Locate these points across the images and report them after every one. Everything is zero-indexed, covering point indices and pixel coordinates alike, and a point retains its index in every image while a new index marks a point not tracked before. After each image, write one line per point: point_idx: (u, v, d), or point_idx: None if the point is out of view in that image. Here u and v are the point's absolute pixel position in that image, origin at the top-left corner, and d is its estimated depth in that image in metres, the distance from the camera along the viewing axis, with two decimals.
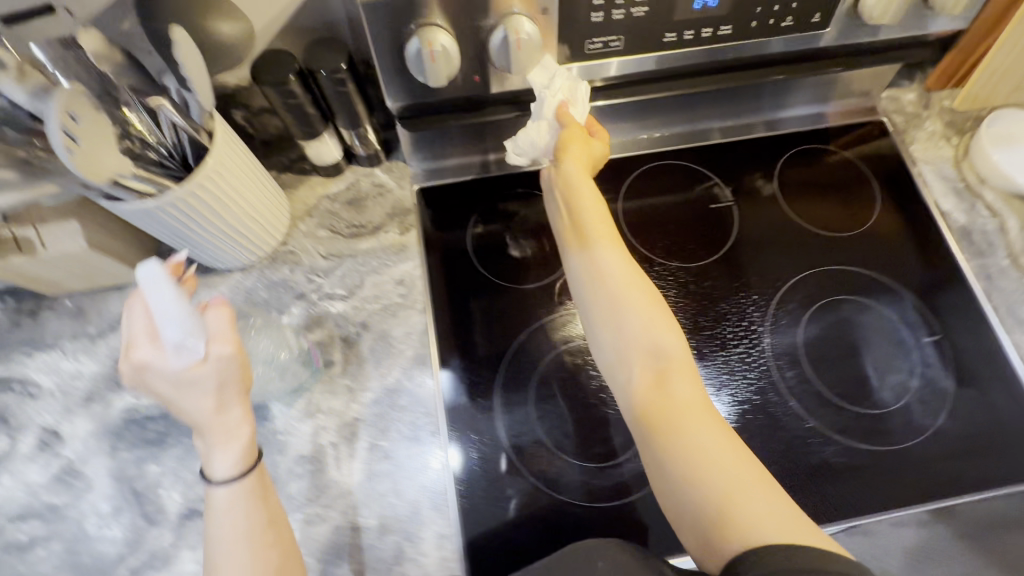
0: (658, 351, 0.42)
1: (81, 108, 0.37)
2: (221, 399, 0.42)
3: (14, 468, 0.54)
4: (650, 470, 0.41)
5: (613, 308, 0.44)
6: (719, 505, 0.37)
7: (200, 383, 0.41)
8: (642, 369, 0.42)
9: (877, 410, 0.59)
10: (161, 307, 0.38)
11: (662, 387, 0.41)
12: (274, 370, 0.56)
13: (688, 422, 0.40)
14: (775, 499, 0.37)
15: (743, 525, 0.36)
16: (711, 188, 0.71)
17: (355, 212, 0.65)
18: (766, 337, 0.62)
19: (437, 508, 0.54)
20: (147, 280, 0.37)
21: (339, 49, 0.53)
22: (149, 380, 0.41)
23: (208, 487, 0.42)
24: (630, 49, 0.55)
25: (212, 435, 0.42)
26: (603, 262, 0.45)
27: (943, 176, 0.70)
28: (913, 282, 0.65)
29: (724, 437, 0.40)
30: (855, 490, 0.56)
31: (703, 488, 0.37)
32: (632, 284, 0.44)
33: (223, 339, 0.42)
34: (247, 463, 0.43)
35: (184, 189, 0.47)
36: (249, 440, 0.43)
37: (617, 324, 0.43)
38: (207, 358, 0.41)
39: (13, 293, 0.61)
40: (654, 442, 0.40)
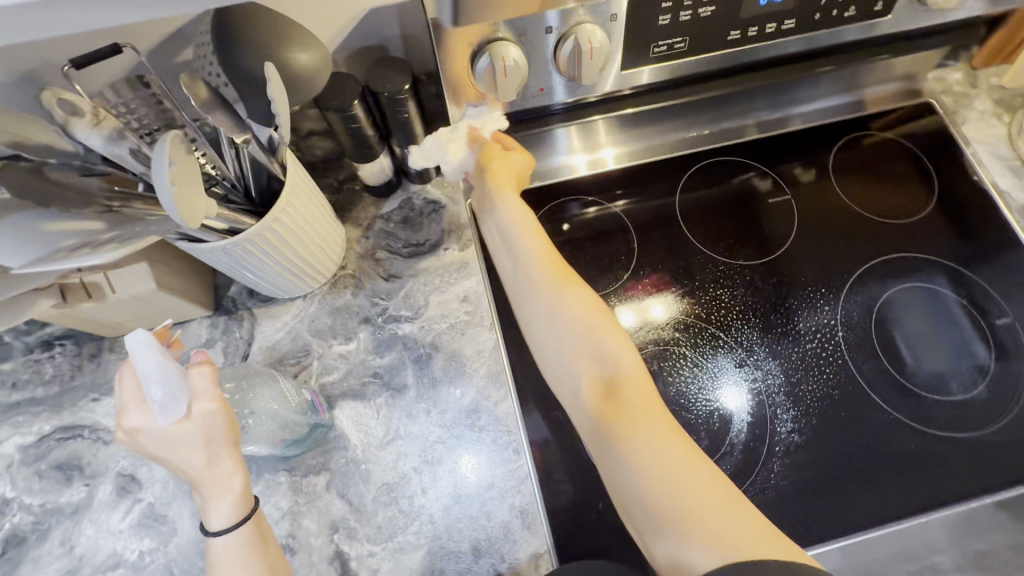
0: (603, 359, 0.46)
1: (174, 151, 0.35)
2: (211, 455, 0.41)
3: (96, 517, 0.54)
4: (607, 476, 0.43)
5: (554, 330, 0.47)
6: (669, 519, 0.38)
7: (188, 441, 0.40)
8: (590, 388, 0.45)
9: (959, 396, 0.60)
10: (146, 371, 0.38)
11: (613, 401, 0.44)
12: (277, 427, 0.51)
13: (639, 433, 0.42)
14: (731, 505, 0.39)
15: (686, 525, 0.38)
16: (749, 179, 0.70)
17: (411, 231, 0.64)
18: (841, 330, 0.63)
19: (528, 528, 0.53)
20: (135, 346, 0.37)
21: (402, 69, 0.52)
22: (143, 444, 0.40)
23: (207, 537, 0.42)
24: (693, 48, 0.54)
25: (206, 487, 0.42)
26: (534, 276, 0.49)
27: (999, 155, 0.70)
28: (977, 266, 0.66)
29: (676, 444, 0.41)
30: (946, 479, 0.57)
31: (652, 491, 0.40)
32: (573, 308, 0.47)
33: (208, 394, 0.41)
34: (242, 512, 0.42)
35: (262, 225, 0.46)
36: (241, 492, 0.42)
37: (560, 337, 0.47)
38: (192, 416, 0.40)
39: (67, 338, 0.60)
40: (607, 460, 0.43)
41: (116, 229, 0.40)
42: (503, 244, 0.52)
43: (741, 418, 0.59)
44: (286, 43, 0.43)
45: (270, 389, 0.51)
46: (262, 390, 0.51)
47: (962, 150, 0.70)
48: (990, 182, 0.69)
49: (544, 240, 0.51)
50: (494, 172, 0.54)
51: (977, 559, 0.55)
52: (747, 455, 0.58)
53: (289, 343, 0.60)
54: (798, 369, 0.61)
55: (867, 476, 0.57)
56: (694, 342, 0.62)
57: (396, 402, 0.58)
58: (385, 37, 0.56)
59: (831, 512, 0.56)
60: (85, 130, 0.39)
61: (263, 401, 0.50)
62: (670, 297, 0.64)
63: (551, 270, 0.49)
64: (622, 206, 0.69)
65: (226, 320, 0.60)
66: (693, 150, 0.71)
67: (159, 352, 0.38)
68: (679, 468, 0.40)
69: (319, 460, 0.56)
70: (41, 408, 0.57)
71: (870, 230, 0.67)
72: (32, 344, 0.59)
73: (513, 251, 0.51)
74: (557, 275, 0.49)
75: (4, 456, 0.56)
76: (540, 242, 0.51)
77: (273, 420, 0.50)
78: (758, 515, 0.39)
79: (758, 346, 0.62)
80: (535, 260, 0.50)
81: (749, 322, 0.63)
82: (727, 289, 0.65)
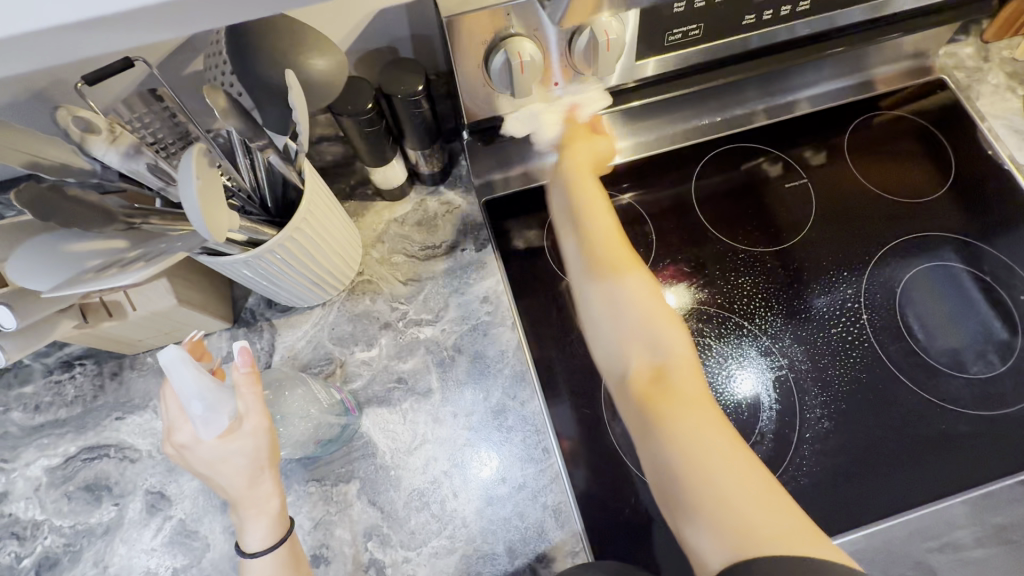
0: (657, 346, 0.46)
1: (197, 165, 0.34)
2: (255, 477, 0.41)
3: (127, 536, 0.54)
4: (647, 464, 0.43)
5: (611, 311, 0.47)
6: (705, 511, 0.38)
7: (233, 458, 0.39)
8: (641, 370, 0.45)
9: (987, 374, 0.60)
10: (183, 386, 0.38)
11: (661, 386, 0.44)
12: (311, 428, 0.51)
13: (684, 419, 0.41)
14: (770, 501, 0.38)
15: (730, 522, 0.37)
16: (760, 164, 0.69)
17: (427, 233, 0.63)
18: (866, 314, 0.62)
19: (562, 526, 0.53)
20: (168, 363, 0.37)
21: (415, 70, 0.52)
22: (190, 461, 0.39)
23: (242, 559, 0.42)
24: (706, 35, 0.54)
25: (244, 508, 0.41)
26: (600, 253, 0.49)
27: (1015, 128, 0.71)
28: (998, 242, 0.65)
29: (722, 436, 0.41)
30: (979, 458, 0.57)
31: (697, 483, 0.39)
32: (631, 293, 0.47)
33: (254, 412, 0.40)
34: (279, 537, 0.43)
35: (284, 235, 0.46)
36: (279, 513, 0.42)
37: (617, 318, 0.47)
38: (238, 436, 0.39)
39: (86, 358, 0.59)
40: (646, 442, 0.42)
41: (140, 245, 0.39)
42: (566, 225, 0.52)
43: (769, 407, 0.58)
44: (301, 48, 0.42)
45: (302, 392, 0.51)
46: (294, 393, 0.51)
47: (978, 125, 0.70)
48: (1008, 156, 0.68)
49: (608, 224, 0.50)
50: (575, 152, 0.55)
51: (998, 533, 0.57)
52: (777, 444, 0.57)
53: (310, 352, 0.59)
54: (826, 354, 0.61)
55: (899, 460, 0.57)
56: (719, 332, 0.61)
57: (422, 406, 0.57)
58: (395, 37, 0.56)
59: (863, 497, 0.56)
60: (102, 147, 0.38)
61: (295, 404, 0.51)
62: (685, 288, 0.63)
63: (611, 254, 0.49)
64: (632, 197, 0.68)
65: (246, 332, 0.60)
66: (706, 137, 0.70)
67: (193, 368, 0.38)
68: (722, 460, 0.40)
69: (348, 469, 0.55)
70: (65, 429, 0.57)
71: (887, 210, 0.67)
72: (52, 365, 0.58)
73: (575, 232, 0.51)
74: (616, 259, 0.48)
75: (32, 479, 0.55)
76: (605, 226, 0.50)
77: (307, 422, 0.51)
78: (799, 514, 0.38)
79: (784, 333, 0.61)
80: (596, 244, 0.49)
81: (773, 310, 0.62)
82: (750, 276, 0.64)
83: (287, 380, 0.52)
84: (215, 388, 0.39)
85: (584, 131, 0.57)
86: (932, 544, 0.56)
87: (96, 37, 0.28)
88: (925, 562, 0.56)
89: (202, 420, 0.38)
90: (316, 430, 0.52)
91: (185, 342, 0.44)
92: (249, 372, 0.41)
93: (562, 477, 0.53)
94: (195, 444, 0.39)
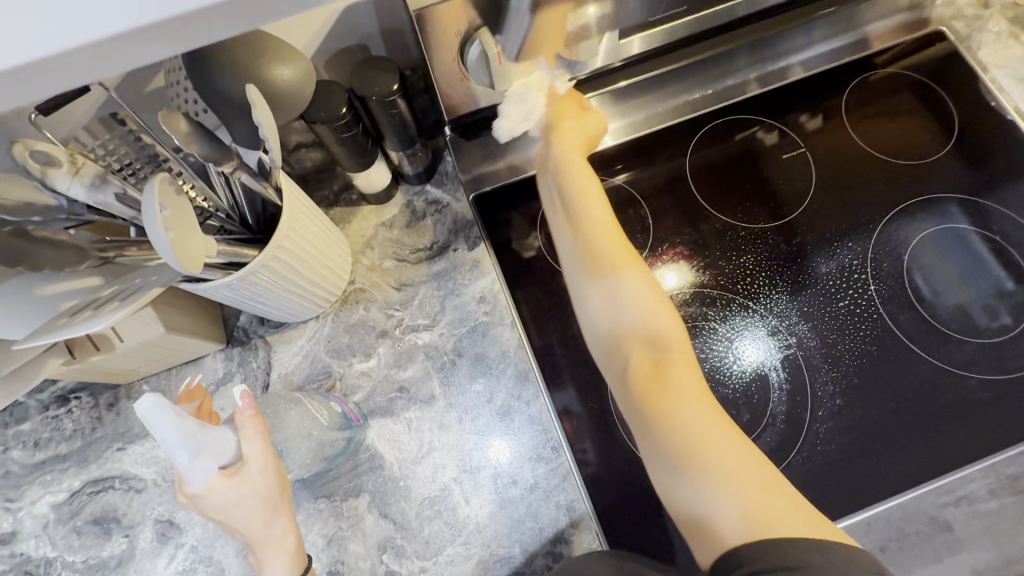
0: (656, 340, 0.45)
1: (163, 197, 0.33)
2: (269, 516, 0.42)
3: (141, 566, 0.53)
4: (649, 459, 0.41)
5: (611, 308, 0.46)
6: (715, 499, 0.37)
7: (244, 503, 0.40)
8: (640, 365, 0.44)
9: (1000, 336, 0.59)
10: (166, 437, 0.36)
11: (662, 378, 0.42)
12: (314, 446, 0.50)
13: (688, 409, 0.41)
14: (768, 481, 0.38)
15: (743, 512, 0.37)
16: (755, 134, 0.67)
17: (416, 235, 0.61)
18: (873, 284, 0.61)
19: (577, 523, 0.53)
20: (147, 414, 0.35)
21: (388, 68, 0.49)
22: (203, 508, 0.40)
23: None
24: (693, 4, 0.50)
25: (260, 549, 0.43)
26: (591, 236, 0.47)
27: (1019, 77, 0.68)
28: (1006, 198, 0.63)
29: (725, 423, 0.41)
30: (996, 421, 0.56)
31: (706, 474, 0.38)
32: (630, 289, 0.45)
33: (259, 454, 0.41)
34: (297, 571, 0.43)
35: (266, 254, 0.44)
36: (295, 551, 0.43)
37: (616, 310, 0.46)
38: (247, 477, 0.40)
39: (79, 391, 0.58)
40: (645, 436, 0.42)
41: (115, 282, 0.39)
42: (561, 220, 0.50)
43: (780, 386, 0.57)
44: (265, 58, 0.41)
45: (299, 411, 0.49)
46: (292, 413, 0.49)
47: (981, 77, 0.67)
48: (1013, 107, 0.66)
49: (601, 219, 0.48)
50: (563, 134, 0.53)
51: (1011, 483, 0.56)
52: (790, 422, 0.57)
53: (309, 367, 0.58)
54: (834, 328, 0.59)
55: (914, 433, 0.56)
56: (724, 313, 0.60)
57: (425, 414, 0.56)
58: (365, 35, 0.53)
59: (879, 470, 0.55)
60: (66, 181, 0.36)
61: (294, 423, 0.49)
62: (688, 268, 0.62)
63: (608, 248, 0.47)
64: (625, 179, 0.66)
65: (241, 351, 0.59)
66: (698, 111, 0.67)
67: (174, 415, 0.36)
68: (726, 445, 0.39)
69: (357, 482, 0.55)
70: (67, 464, 0.56)
71: (890, 173, 0.65)
72: (48, 401, 0.57)
73: (568, 228, 0.49)
74: (612, 256, 0.46)
75: (39, 516, 0.55)
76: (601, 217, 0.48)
77: (308, 441, 0.49)
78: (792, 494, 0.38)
79: (790, 310, 0.60)
80: (593, 238, 0.47)
81: (778, 286, 0.61)
82: (750, 253, 0.62)
83: (285, 399, 0.50)
84: (215, 433, 0.39)
85: (572, 108, 0.55)
86: (946, 500, 0.55)
87: (55, 80, 0.25)
88: (940, 517, 0.55)
89: (206, 468, 0.38)
90: (321, 448, 0.51)
91: (180, 391, 0.44)
92: (253, 415, 0.41)
93: (573, 475, 0.53)
94: (206, 493, 0.39)
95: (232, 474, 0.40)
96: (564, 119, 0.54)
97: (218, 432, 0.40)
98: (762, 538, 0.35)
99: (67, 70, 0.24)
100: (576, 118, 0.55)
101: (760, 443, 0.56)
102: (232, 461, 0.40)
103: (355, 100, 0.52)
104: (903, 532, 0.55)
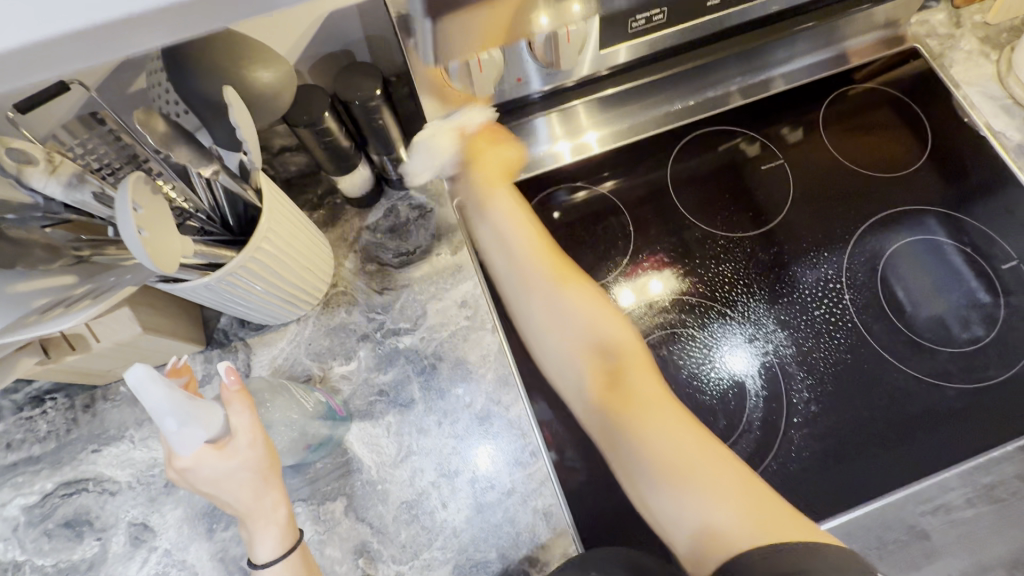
0: (607, 347, 0.45)
1: (140, 196, 0.33)
2: (259, 489, 0.41)
3: (113, 570, 0.53)
4: (622, 472, 0.42)
5: (556, 323, 0.46)
6: (689, 510, 0.38)
7: (234, 474, 0.40)
8: (595, 377, 0.45)
9: (971, 346, 0.60)
10: (157, 407, 0.35)
11: (618, 390, 0.44)
12: (296, 432, 0.50)
13: (648, 420, 0.42)
14: (740, 482, 0.39)
15: (719, 521, 0.37)
16: (736, 145, 0.68)
17: (400, 239, 0.62)
18: (848, 293, 0.62)
19: (554, 528, 0.53)
20: (136, 384, 0.34)
21: (371, 74, 0.50)
22: (192, 481, 0.39)
23: (254, 571, 0.42)
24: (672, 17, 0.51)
25: (251, 521, 0.42)
26: (521, 256, 0.48)
27: (989, 95, 0.70)
28: (978, 212, 0.65)
29: (685, 427, 0.42)
30: (968, 430, 0.57)
31: (675, 485, 0.39)
32: (573, 302, 0.46)
33: (247, 427, 0.40)
34: (289, 544, 0.43)
35: (245, 255, 0.44)
36: (286, 523, 0.43)
37: (560, 326, 0.46)
38: (235, 450, 0.40)
39: (54, 392, 0.57)
40: (618, 454, 0.42)
41: (89, 281, 0.40)
42: (489, 243, 0.51)
43: (756, 393, 0.58)
44: (246, 61, 0.42)
45: (284, 400, 0.49)
46: (277, 402, 0.49)
47: (953, 94, 0.69)
48: (984, 124, 0.68)
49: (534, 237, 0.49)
50: (483, 163, 0.53)
51: (988, 492, 0.57)
52: (766, 429, 0.57)
53: (289, 370, 0.58)
54: (809, 336, 0.60)
55: (886, 441, 0.57)
56: (702, 321, 0.61)
57: (405, 417, 0.56)
58: (349, 41, 0.54)
59: (854, 477, 0.56)
60: (41, 179, 0.37)
61: (279, 412, 0.49)
62: (670, 275, 0.63)
63: (546, 265, 0.48)
64: (609, 187, 0.67)
65: (220, 353, 0.58)
66: (681, 121, 0.68)
67: (165, 385, 0.35)
68: (692, 452, 0.40)
69: (334, 486, 0.55)
70: (40, 465, 0.55)
71: (867, 186, 0.66)
72: (22, 401, 0.57)
73: (503, 249, 0.49)
74: (555, 271, 0.47)
75: (9, 519, 0.54)
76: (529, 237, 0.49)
77: (291, 429, 0.49)
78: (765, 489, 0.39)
79: (767, 318, 0.61)
80: (528, 256, 0.48)
81: (754, 295, 0.62)
82: (728, 263, 0.63)
83: (272, 385, 0.50)
84: (204, 404, 0.39)
85: (487, 140, 0.54)
86: (925, 508, 0.57)
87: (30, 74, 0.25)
88: (919, 526, 0.57)
89: (194, 438, 0.38)
90: (302, 433, 0.50)
91: (167, 368, 0.41)
92: (240, 390, 0.41)
93: (551, 480, 0.53)
94: (195, 465, 0.38)
95: (220, 447, 0.39)
96: (483, 153, 0.53)
97: (207, 404, 0.39)
98: (743, 547, 0.35)
99: (38, 63, 0.25)
100: (496, 147, 0.54)
101: (737, 449, 0.57)
102: (220, 434, 0.39)
103: (339, 104, 0.52)
104: (883, 540, 0.56)
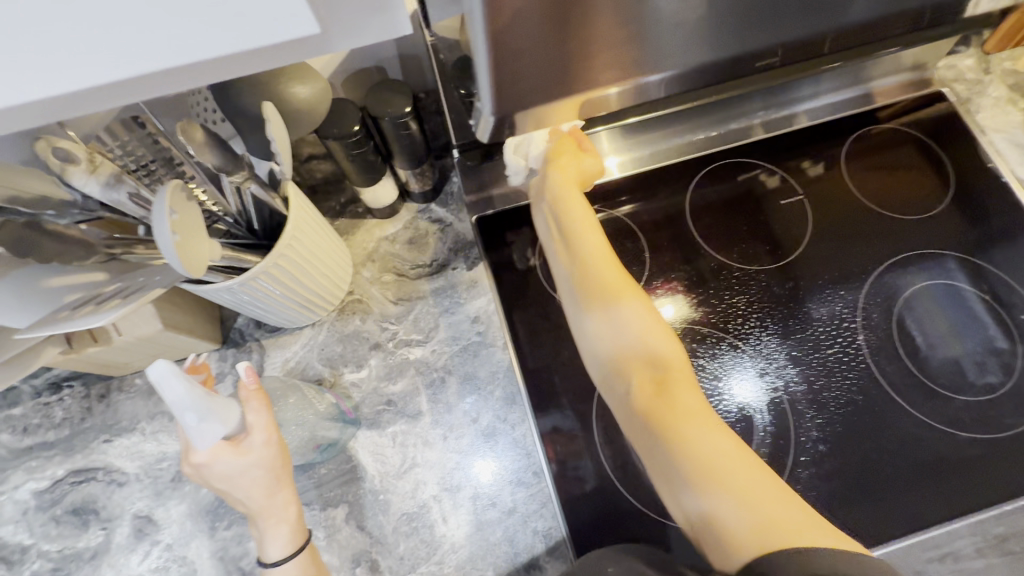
0: (656, 360, 0.44)
1: (177, 203, 0.35)
2: (271, 487, 0.42)
3: (115, 560, 0.53)
4: (659, 470, 0.41)
5: (610, 332, 0.46)
6: (729, 513, 0.36)
7: (248, 471, 0.40)
8: (643, 386, 0.43)
9: (986, 395, 0.59)
10: (177, 401, 0.35)
11: (663, 397, 0.42)
12: (305, 438, 0.51)
13: (689, 426, 0.40)
14: (779, 496, 0.37)
15: (756, 525, 0.35)
16: (757, 176, 0.68)
17: (417, 251, 0.63)
18: (861, 333, 0.61)
19: (552, 549, 0.53)
20: (159, 378, 0.34)
21: (401, 91, 0.51)
22: (207, 477, 0.40)
23: (263, 569, 0.43)
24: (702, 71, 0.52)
25: (262, 519, 0.43)
26: (579, 263, 0.48)
27: (1015, 141, 0.70)
28: (999, 260, 0.64)
29: (733, 441, 0.40)
30: (980, 479, 0.56)
31: (716, 487, 0.37)
32: (629, 316, 0.45)
33: (262, 426, 0.41)
34: (299, 543, 0.44)
35: (269, 261, 0.45)
36: (296, 522, 0.44)
37: (613, 331, 0.46)
38: (250, 448, 0.40)
39: (72, 381, 0.58)
40: (654, 457, 0.41)
41: (120, 279, 0.42)
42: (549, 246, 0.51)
43: (763, 428, 0.58)
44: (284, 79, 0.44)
45: (298, 399, 0.50)
46: (291, 402, 0.49)
47: (979, 139, 0.68)
48: (1009, 171, 0.67)
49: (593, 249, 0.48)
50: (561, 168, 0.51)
51: (999, 543, 0.56)
52: (771, 464, 0.57)
53: (300, 374, 0.59)
54: (820, 374, 0.60)
55: (895, 486, 0.56)
56: (712, 352, 0.61)
57: (412, 429, 0.57)
58: (382, 57, 0.56)
59: (858, 519, 0.55)
60: (82, 178, 0.38)
61: (292, 411, 0.49)
62: (684, 301, 0.63)
63: (604, 276, 0.47)
64: (627, 211, 0.67)
65: (235, 352, 0.60)
66: (702, 151, 0.69)
67: (187, 379, 0.35)
68: (735, 463, 0.38)
69: (337, 492, 0.55)
70: (53, 451, 0.56)
71: (888, 226, 0.66)
72: (40, 387, 0.58)
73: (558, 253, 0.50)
74: (608, 287, 0.46)
75: (19, 502, 0.55)
76: (592, 246, 0.48)
77: (302, 429, 0.50)
78: (801, 511, 0.37)
79: (778, 353, 0.61)
80: (587, 266, 0.48)
81: (767, 329, 0.62)
82: (743, 295, 0.63)
83: (286, 389, 0.50)
84: (222, 401, 0.39)
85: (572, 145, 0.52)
86: (932, 555, 0.55)
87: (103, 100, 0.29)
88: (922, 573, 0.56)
89: (213, 434, 0.38)
90: (311, 438, 0.51)
91: (185, 365, 0.42)
92: (257, 389, 0.42)
93: (552, 502, 0.53)
94: (211, 461, 0.39)
95: (235, 443, 0.40)
96: (564, 154, 0.52)
97: (225, 400, 0.40)
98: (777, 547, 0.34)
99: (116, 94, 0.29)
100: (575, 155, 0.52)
101: None
102: (236, 431, 0.40)
103: (369, 118, 0.53)
104: None
